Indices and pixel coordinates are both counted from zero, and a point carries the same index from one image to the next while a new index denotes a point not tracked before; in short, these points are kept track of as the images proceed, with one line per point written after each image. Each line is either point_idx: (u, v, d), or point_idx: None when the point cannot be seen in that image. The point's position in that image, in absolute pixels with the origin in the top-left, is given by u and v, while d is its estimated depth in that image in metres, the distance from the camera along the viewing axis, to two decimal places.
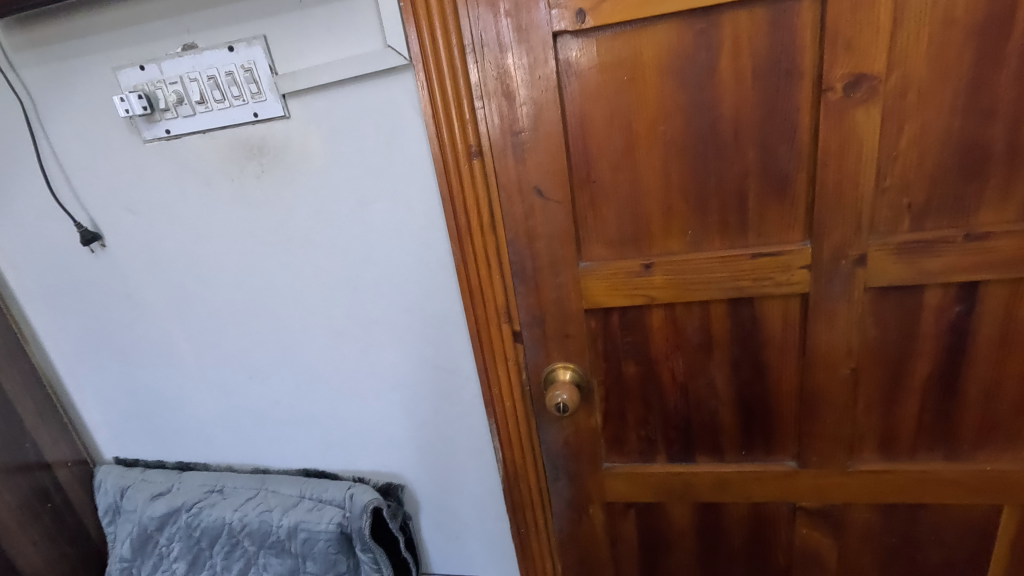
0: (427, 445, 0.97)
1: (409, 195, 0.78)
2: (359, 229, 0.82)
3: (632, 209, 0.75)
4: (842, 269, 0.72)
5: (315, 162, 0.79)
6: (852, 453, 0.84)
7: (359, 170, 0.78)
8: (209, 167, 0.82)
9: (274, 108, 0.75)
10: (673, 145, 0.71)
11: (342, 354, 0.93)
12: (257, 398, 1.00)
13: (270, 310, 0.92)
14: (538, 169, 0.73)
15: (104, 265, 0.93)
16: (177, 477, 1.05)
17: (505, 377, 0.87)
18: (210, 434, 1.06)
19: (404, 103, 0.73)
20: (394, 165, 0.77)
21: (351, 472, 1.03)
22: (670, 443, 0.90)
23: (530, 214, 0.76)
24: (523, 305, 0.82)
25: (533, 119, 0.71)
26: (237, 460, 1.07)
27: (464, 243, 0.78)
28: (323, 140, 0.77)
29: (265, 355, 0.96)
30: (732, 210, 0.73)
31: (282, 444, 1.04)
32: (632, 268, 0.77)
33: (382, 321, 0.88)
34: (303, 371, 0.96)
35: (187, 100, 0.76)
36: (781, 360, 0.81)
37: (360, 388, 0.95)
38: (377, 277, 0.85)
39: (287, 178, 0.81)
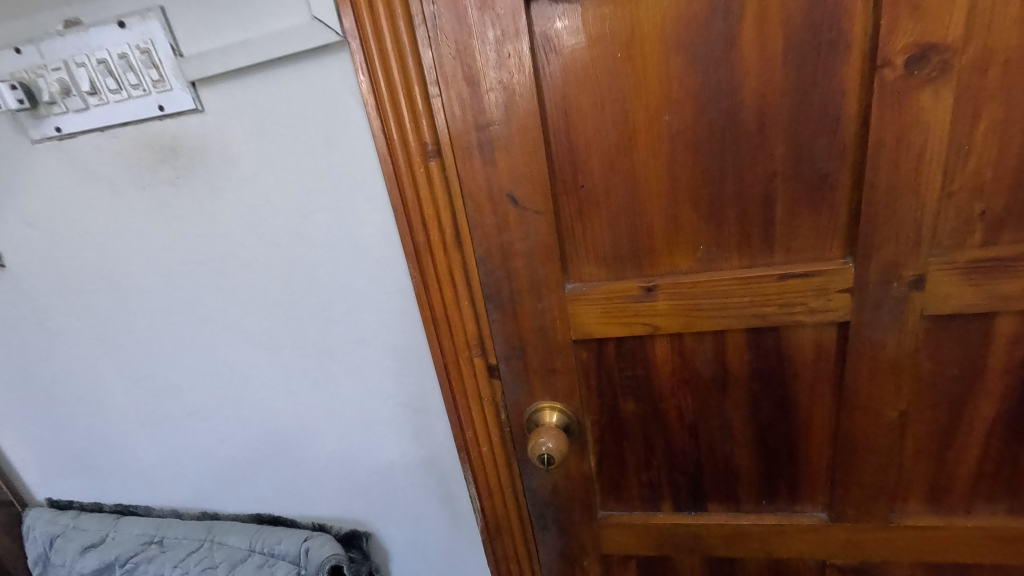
0: (395, 490, 0.84)
1: (354, 205, 0.63)
2: (296, 245, 0.67)
3: (629, 219, 0.60)
4: (893, 293, 0.58)
5: (239, 165, 0.64)
6: (897, 505, 0.70)
7: (291, 175, 0.63)
8: (114, 172, 0.67)
9: (183, 99, 0.60)
10: (680, 140, 0.56)
11: (288, 390, 0.78)
12: (196, 439, 0.86)
13: (201, 339, 0.77)
14: (512, 171, 0.59)
15: (8, 288, 0.79)
16: (113, 524, 0.92)
17: (479, 419, 0.73)
18: (148, 476, 0.92)
19: (341, 92, 0.58)
20: (332, 168, 0.62)
21: (310, 518, 0.90)
22: (677, 490, 0.76)
23: (504, 227, 0.62)
24: (498, 335, 0.68)
25: (504, 109, 0.56)
26: (183, 504, 0.94)
27: (424, 263, 0.64)
28: (246, 138, 0.62)
29: (201, 391, 0.81)
30: (754, 220, 0.58)
31: (229, 487, 0.90)
32: (630, 291, 0.63)
33: (332, 353, 0.74)
34: (246, 409, 0.81)
35: (75, 91, 0.61)
36: (813, 398, 0.67)
37: (312, 427, 0.81)
38: (323, 303, 0.70)
39: (206, 185, 0.66)
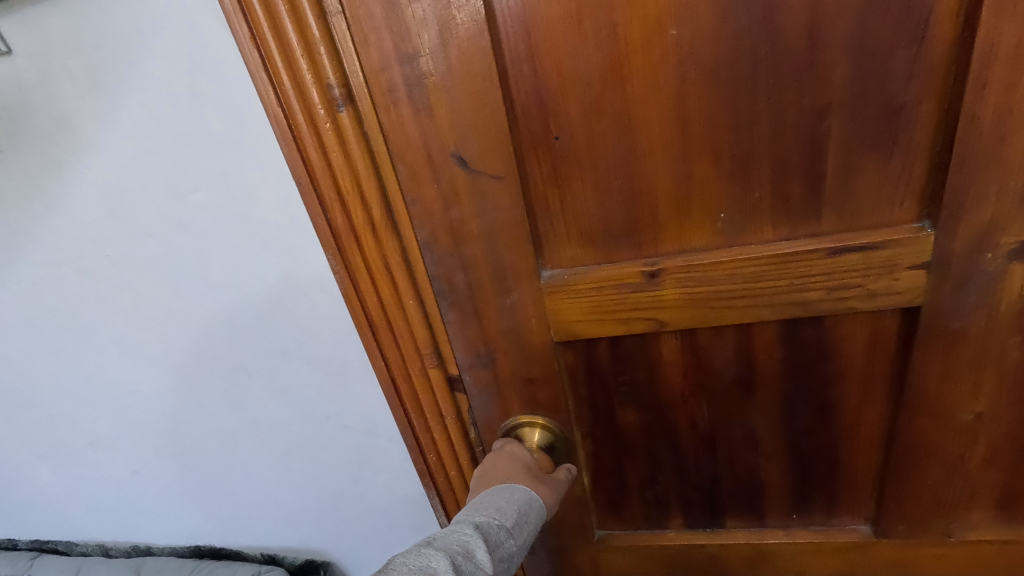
0: (352, 517, 0.70)
1: (246, 179, 0.46)
2: (178, 237, 0.49)
3: (622, 181, 0.44)
4: (983, 268, 0.43)
5: (76, 131, 0.45)
6: (960, 519, 0.57)
7: (150, 142, 0.45)
8: None
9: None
10: (694, 63, 0.39)
11: (205, 414, 0.63)
12: (105, 471, 0.71)
13: (84, 360, 0.60)
14: (457, 121, 0.41)
15: None
16: (26, 567, 0.80)
17: (442, 439, 0.59)
18: (61, 511, 0.77)
19: (198, 13, 0.39)
20: (206, 129, 0.44)
21: (258, 547, 0.77)
22: (689, 506, 0.63)
23: (453, 200, 0.45)
24: (457, 340, 0.52)
25: (437, 29, 0.39)
26: (109, 538, 0.80)
27: (349, 254, 0.47)
28: (77, 91, 0.43)
29: (100, 419, 0.65)
30: (795, 174, 0.42)
31: (158, 520, 0.76)
32: (627, 278, 0.47)
33: (252, 368, 0.58)
34: (159, 437, 0.66)
35: None
36: (862, 400, 0.52)
37: (243, 454, 0.66)
38: (227, 309, 0.54)
39: (40, 162, 0.47)
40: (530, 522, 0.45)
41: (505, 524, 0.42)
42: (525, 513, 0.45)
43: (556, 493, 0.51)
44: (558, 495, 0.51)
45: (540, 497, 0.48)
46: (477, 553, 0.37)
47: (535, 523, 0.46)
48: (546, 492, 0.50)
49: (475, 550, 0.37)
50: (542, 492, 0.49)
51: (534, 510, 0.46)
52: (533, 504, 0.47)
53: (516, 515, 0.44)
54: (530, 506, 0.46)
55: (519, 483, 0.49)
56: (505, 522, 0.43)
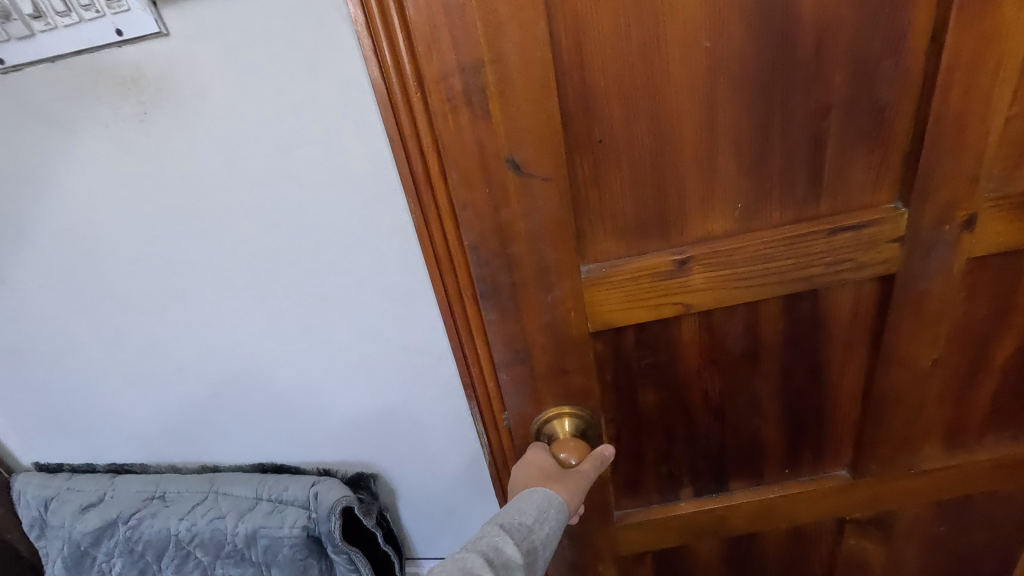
0: (399, 456, 0.74)
1: (345, 137, 0.50)
2: (286, 187, 0.53)
3: (655, 178, 0.48)
4: (944, 237, 0.52)
5: (212, 99, 0.49)
6: (918, 454, 0.68)
7: (269, 103, 0.49)
8: (66, 108, 0.49)
9: (141, 22, 0.45)
10: (721, 72, 0.44)
11: (274, 353, 0.64)
12: (183, 398, 0.69)
13: (171, 305, 0.61)
14: (513, 124, 0.43)
15: None
16: (110, 483, 0.72)
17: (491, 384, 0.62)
18: (137, 434, 0.72)
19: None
20: (323, 97, 0.49)
21: (314, 463, 0.75)
22: (698, 475, 0.69)
23: (503, 203, 0.47)
24: (497, 339, 0.54)
25: (498, 37, 0.40)
26: (182, 460, 0.75)
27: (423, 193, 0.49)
28: (217, 63, 0.47)
29: (173, 371, 0.66)
30: (800, 166, 0.49)
31: (223, 441, 0.72)
32: (658, 268, 0.52)
33: (329, 287, 0.59)
34: (227, 388, 0.67)
35: (13, 13, 0.44)
36: (846, 359, 0.61)
37: (310, 381, 0.66)
38: (314, 243, 0.56)
39: (175, 124, 0.50)
40: (553, 516, 0.50)
41: (532, 517, 0.49)
42: (545, 509, 0.50)
43: (576, 488, 0.53)
44: (579, 489, 0.53)
45: (557, 495, 0.51)
46: (507, 548, 0.45)
47: (556, 518, 0.50)
48: (562, 489, 0.52)
49: (505, 548, 0.45)
50: (559, 489, 0.52)
51: (555, 507, 0.50)
52: (554, 502, 0.51)
53: (536, 512, 0.49)
54: (552, 503, 0.51)
55: (539, 486, 0.53)
56: (530, 516, 0.49)
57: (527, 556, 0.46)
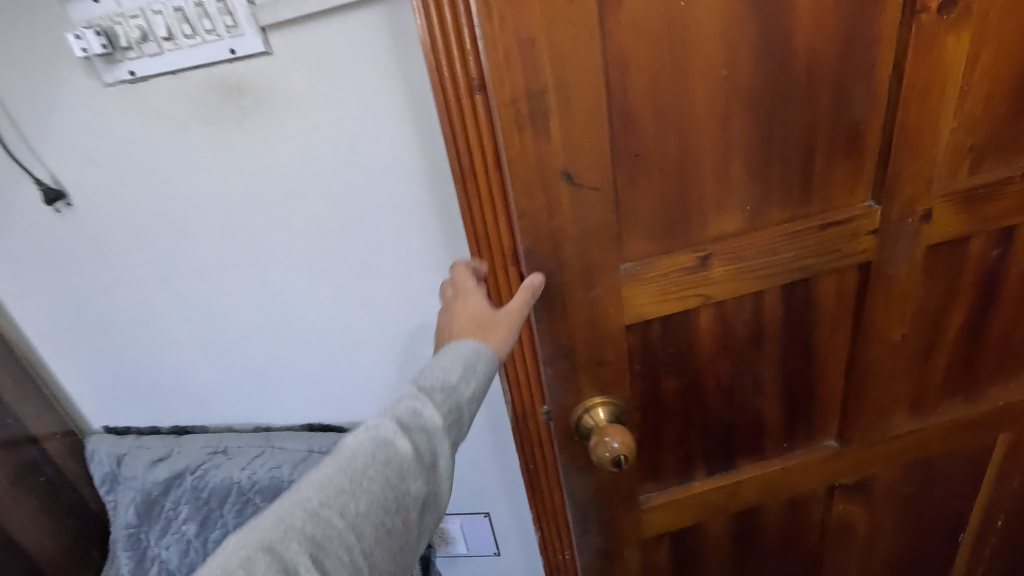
0: None
1: (405, 136, 0.69)
2: (355, 174, 0.72)
3: (681, 184, 0.56)
4: (908, 229, 0.63)
5: (301, 101, 0.67)
6: (891, 421, 0.79)
7: (348, 111, 0.68)
8: (182, 111, 0.69)
9: (253, 44, 0.64)
10: (735, 95, 0.53)
11: (338, 313, 0.83)
12: (249, 358, 0.89)
13: (254, 273, 0.81)
14: (568, 142, 0.50)
15: (72, 227, 0.79)
16: (175, 442, 0.94)
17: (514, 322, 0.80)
18: (206, 398, 0.95)
19: (405, 28, 0.63)
20: (388, 104, 0.67)
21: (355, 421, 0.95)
22: (710, 455, 0.76)
23: (556, 211, 0.53)
24: (544, 335, 0.59)
25: (561, 69, 0.47)
26: (236, 420, 0.97)
27: (467, 180, 0.59)
28: (308, 78, 0.66)
29: (245, 322, 0.85)
30: (796, 172, 0.58)
31: (280, 400, 0.94)
32: (685, 263, 0.59)
33: (381, 264, 0.78)
34: (290, 337, 0.86)
35: (152, 37, 0.64)
36: (832, 338, 0.70)
37: (359, 341, 0.86)
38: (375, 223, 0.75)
39: (271, 123, 0.69)
40: (480, 366, 0.52)
41: (452, 368, 0.51)
42: (473, 364, 0.52)
43: (509, 331, 0.55)
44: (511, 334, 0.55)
45: (488, 348, 0.53)
46: (425, 411, 0.49)
47: (483, 368, 0.52)
48: (492, 340, 0.54)
49: (421, 411, 0.49)
50: (490, 341, 0.54)
51: (480, 360, 0.52)
52: (482, 355, 0.53)
53: (461, 368, 0.51)
54: (479, 355, 0.53)
55: (469, 337, 0.54)
56: (454, 372, 0.51)
57: (447, 415, 0.49)
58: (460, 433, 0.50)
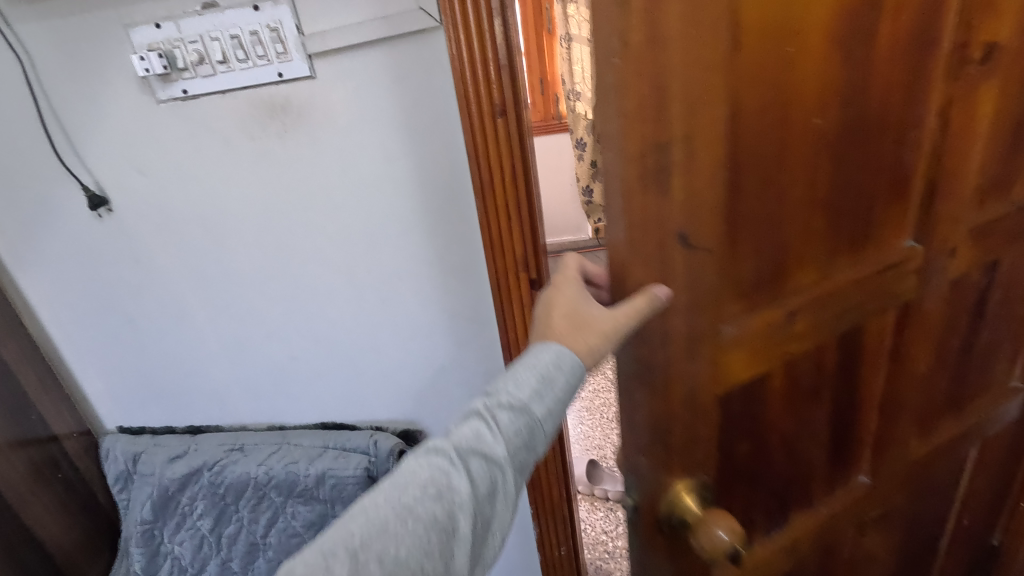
0: (446, 403, 1.10)
1: (434, 149, 0.87)
2: (380, 188, 0.90)
3: (778, 239, 0.53)
4: (939, 267, 0.66)
5: (340, 120, 0.86)
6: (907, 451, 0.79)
7: (381, 135, 0.86)
8: (229, 125, 0.88)
9: (300, 68, 0.82)
10: (828, 144, 0.51)
11: (359, 312, 1.02)
12: (273, 355, 1.08)
13: (278, 283, 1.00)
14: (687, 202, 0.46)
15: (111, 229, 0.98)
16: (192, 441, 1.13)
17: (521, 315, 0.97)
18: (223, 394, 1.14)
19: (433, 60, 0.81)
20: (416, 127, 0.86)
21: (368, 422, 1.15)
22: (770, 516, 0.70)
23: (669, 274, 0.48)
24: (644, 407, 0.55)
25: (690, 125, 0.43)
26: (251, 421, 1.16)
27: (487, 197, 0.87)
28: (346, 98, 0.84)
29: (274, 321, 1.05)
30: (861, 218, 0.58)
31: (297, 398, 1.13)
32: (777, 322, 0.55)
33: (401, 272, 0.98)
34: (319, 335, 1.05)
35: (207, 60, 0.82)
36: (872, 375, 0.70)
37: (379, 341, 1.05)
38: (399, 236, 0.94)
39: (309, 135, 0.87)
40: (557, 385, 0.54)
41: (524, 386, 0.54)
42: (552, 376, 0.54)
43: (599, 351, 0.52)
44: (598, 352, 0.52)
45: (574, 359, 0.54)
46: (487, 436, 0.53)
47: (562, 379, 0.54)
48: (581, 349, 0.53)
49: (483, 434, 0.53)
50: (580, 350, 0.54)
51: (559, 374, 0.54)
52: (564, 364, 0.54)
53: (534, 385, 0.54)
54: (561, 368, 0.54)
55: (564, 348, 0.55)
56: (524, 390, 0.54)
57: (512, 438, 0.53)
58: (530, 447, 0.54)
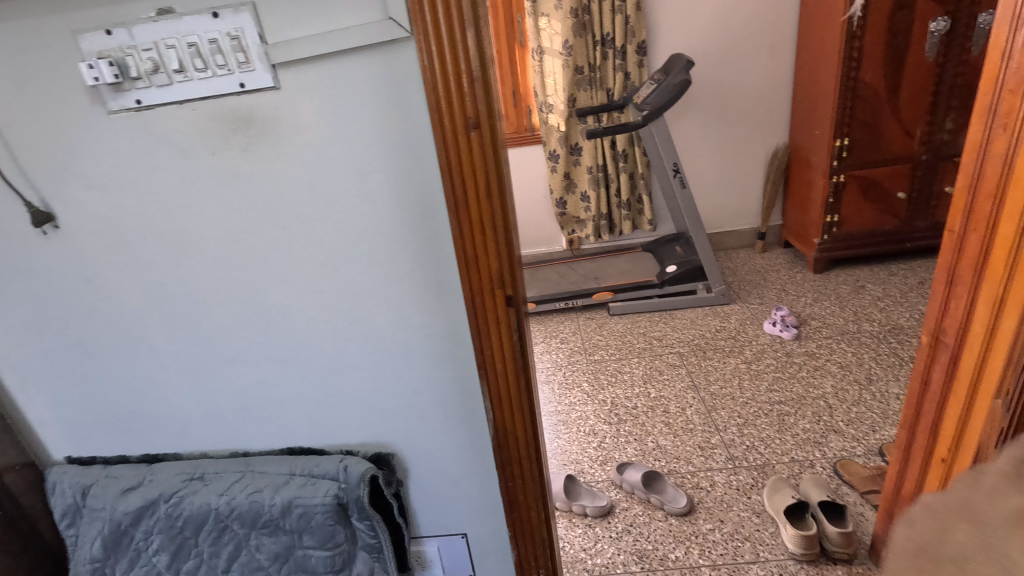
0: (421, 423, 1.06)
1: (407, 163, 0.83)
2: (350, 204, 0.86)
3: None
4: None
5: (307, 133, 0.82)
6: None
7: (351, 148, 0.83)
8: (188, 138, 0.83)
9: (263, 78, 0.78)
10: None
11: (329, 331, 0.97)
12: (237, 379, 1.03)
13: (241, 302, 0.95)
14: None
15: (58, 248, 0.92)
16: (147, 471, 1.06)
17: (498, 333, 0.95)
18: (183, 420, 1.08)
19: (405, 73, 0.78)
20: (389, 139, 0.82)
21: (339, 445, 1.10)
22: None
23: None
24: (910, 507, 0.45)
25: None
26: (212, 448, 1.10)
27: (461, 213, 0.85)
28: (315, 110, 0.81)
29: (237, 342, 0.99)
30: None
31: (263, 423, 1.07)
32: None
33: (374, 290, 0.94)
34: (286, 357, 1.00)
35: (163, 69, 0.78)
36: None
37: (351, 361, 1.00)
38: (370, 253, 0.90)
39: (274, 149, 0.83)
40: None
41: None
42: None
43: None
44: None
45: None
46: None
47: None
48: None
49: None
50: None
51: None
52: None
53: None
54: None
55: None
56: None
57: None
58: None
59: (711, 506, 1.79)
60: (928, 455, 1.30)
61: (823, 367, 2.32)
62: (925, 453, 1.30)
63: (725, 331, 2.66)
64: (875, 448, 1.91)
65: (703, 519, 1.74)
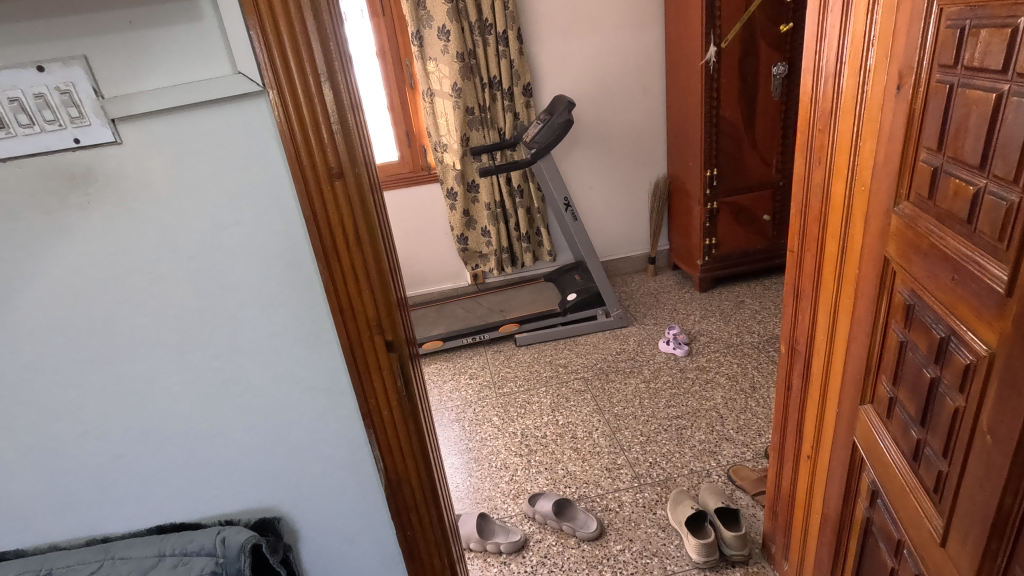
0: (307, 483, 1.01)
1: (268, 215, 0.81)
2: (209, 259, 0.82)
3: None
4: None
5: (156, 189, 0.78)
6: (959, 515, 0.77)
7: (206, 202, 0.79)
8: (16, 197, 0.76)
9: (101, 133, 0.74)
10: None
11: (196, 394, 0.91)
12: (90, 456, 0.93)
13: (89, 372, 0.87)
14: None
15: None
16: None
17: (381, 380, 0.94)
18: (26, 510, 0.95)
19: (259, 126, 0.76)
20: (246, 192, 0.79)
21: (217, 516, 1.02)
22: None
23: None
24: None
25: None
26: (64, 537, 0.98)
27: (332, 262, 0.84)
28: (163, 165, 0.77)
29: (87, 416, 0.90)
30: None
31: (124, 502, 0.97)
32: None
33: (244, 348, 0.89)
34: (148, 426, 0.92)
35: None
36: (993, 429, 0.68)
37: (224, 424, 0.94)
38: (235, 310, 0.86)
39: (118, 206, 0.78)
40: None
41: None
42: None
43: None
44: None
45: None
46: None
47: None
48: None
49: None
50: None
51: None
52: None
53: None
54: None
55: None
56: None
57: None
58: None
59: (621, 526, 1.83)
60: (797, 454, 1.43)
61: (714, 379, 2.49)
62: (795, 452, 1.43)
63: (626, 352, 2.79)
64: (762, 452, 2.07)
65: (614, 541, 1.78)
